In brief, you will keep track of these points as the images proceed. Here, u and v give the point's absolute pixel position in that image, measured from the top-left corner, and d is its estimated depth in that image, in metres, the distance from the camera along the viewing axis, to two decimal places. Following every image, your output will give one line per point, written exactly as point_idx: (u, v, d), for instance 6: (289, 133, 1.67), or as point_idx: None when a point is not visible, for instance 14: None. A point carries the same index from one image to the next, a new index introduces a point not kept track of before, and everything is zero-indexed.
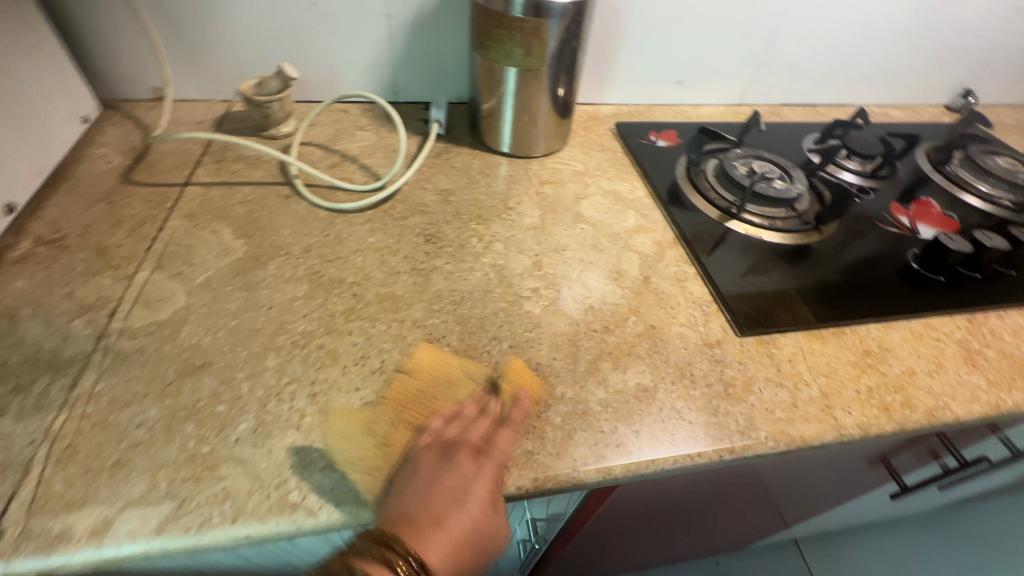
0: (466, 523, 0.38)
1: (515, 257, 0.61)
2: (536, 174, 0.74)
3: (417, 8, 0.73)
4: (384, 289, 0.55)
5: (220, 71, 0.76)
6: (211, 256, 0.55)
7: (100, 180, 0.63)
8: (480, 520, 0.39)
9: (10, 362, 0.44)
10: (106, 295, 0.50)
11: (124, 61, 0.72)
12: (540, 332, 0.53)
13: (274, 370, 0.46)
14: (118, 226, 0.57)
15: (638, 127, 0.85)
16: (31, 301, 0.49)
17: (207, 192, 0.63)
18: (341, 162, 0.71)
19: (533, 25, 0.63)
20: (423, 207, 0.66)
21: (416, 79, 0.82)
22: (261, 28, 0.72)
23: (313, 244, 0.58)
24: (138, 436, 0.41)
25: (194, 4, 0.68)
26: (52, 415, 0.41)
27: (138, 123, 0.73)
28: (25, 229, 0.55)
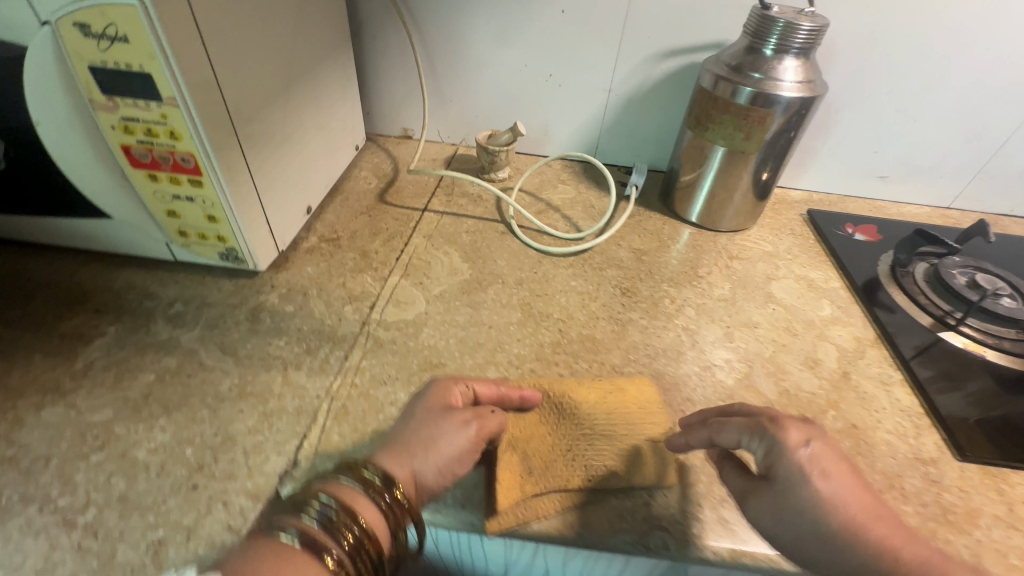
0: (447, 446, 0.41)
1: (706, 324, 0.63)
2: (724, 248, 0.76)
3: (636, 86, 0.82)
4: (585, 331, 0.60)
5: (458, 121, 0.90)
6: (444, 273, 0.65)
7: (364, 197, 0.78)
8: (452, 444, 0.41)
9: (304, 329, 0.56)
10: (368, 290, 0.62)
11: (391, 106, 0.90)
12: (733, 403, 0.54)
13: (494, 383, 0.53)
14: (375, 236, 0.70)
15: (833, 217, 0.84)
16: (317, 284, 0.62)
17: (441, 219, 0.75)
18: (546, 210, 0.80)
19: (759, 115, 0.66)
20: (618, 261, 0.71)
21: (616, 144, 0.90)
22: (503, 90, 0.86)
23: (524, 278, 0.66)
24: (391, 411, 0.49)
25: (456, 68, 0.84)
26: (332, 378, 0.52)
27: (389, 155, 0.89)
28: (314, 227, 0.71)
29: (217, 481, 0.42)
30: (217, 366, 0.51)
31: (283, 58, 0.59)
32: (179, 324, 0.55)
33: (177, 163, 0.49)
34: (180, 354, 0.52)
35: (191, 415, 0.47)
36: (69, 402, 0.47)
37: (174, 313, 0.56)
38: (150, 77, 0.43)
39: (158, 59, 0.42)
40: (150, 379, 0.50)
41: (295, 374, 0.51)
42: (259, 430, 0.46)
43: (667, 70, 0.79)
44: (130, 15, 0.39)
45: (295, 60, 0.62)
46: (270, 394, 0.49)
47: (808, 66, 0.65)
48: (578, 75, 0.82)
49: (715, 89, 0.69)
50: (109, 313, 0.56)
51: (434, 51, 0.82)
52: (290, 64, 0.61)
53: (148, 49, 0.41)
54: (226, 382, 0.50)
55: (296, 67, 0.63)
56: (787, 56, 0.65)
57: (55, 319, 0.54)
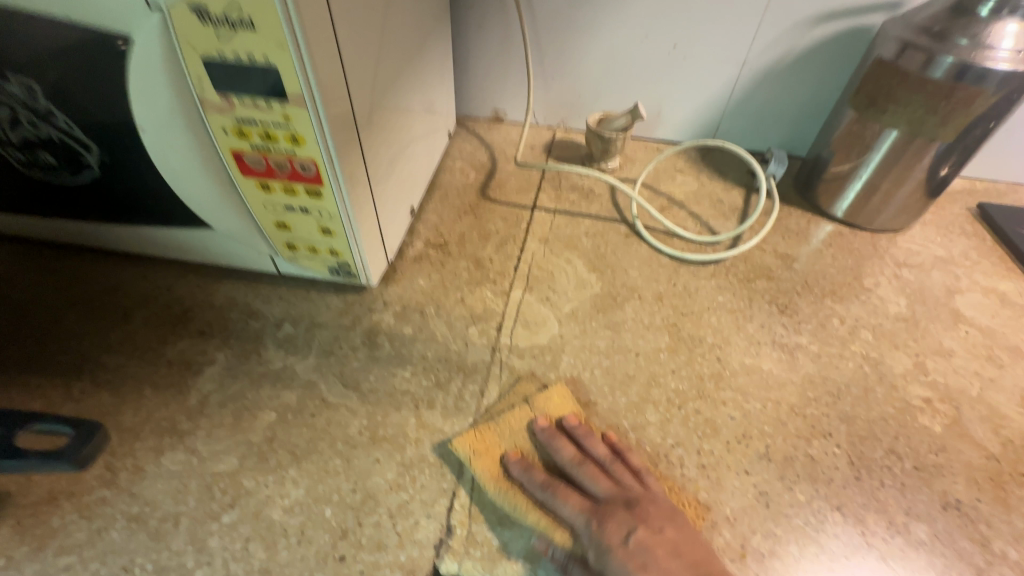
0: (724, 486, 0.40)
1: (890, 352, 0.53)
2: (887, 252, 0.65)
3: (779, 57, 0.70)
4: (749, 360, 0.51)
5: (558, 100, 0.80)
6: (571, 286, 0.57)
7: (464, 192, 0.70)
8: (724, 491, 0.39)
9: (429, 357, 0.49)
10: (490, 307, 0.54)
11: (484, 85, 0.80)
12: (949, 458, 0.44)
13: (656, 427, 0.45)
14: (486, 240, 0.62)
15: (1013, 212, 0.70)
16: (433, 300, 0.55)
17: (554, 219, 0.66)
18: (669, 206, 0.69)
19: (967, 94, 0.54)
20: (767, 270, 0.61)
21: (741, 127, 0.78)
22: (615, 64, 0.74)
23: (663, 292, 0.57)
24: (546, 464, 0.42)
25: (563, 40, 0.73)
26: (471, 419, 0.45)
27: (482, 140, 0.80)
28: (417, 230, 0.63)
29: (367, 552, 0.37)
30: (341, 404, 0.45)
31: (395, 39, 0.51)
32: (291, 350, 0.49)
33: (295, 171, 0.42)
34: (298, 388, 0.46)
35: (323, 466, 0.41)
36: (188, 447, 0.42)
37: (284, 336, 0.50)
38: (277, 70, 0.36)
39: (289, 49, 0.34)
40: (271, 419, 0.44)
41: (429, 415, 0.45)
42: (402, 486, 0.40)
43: (818, 38, 0.67)
44: None
45: (404, 40, 0.53)
46: (406, 441, 0.43)
47: None
48: (707, 45, 0.70)
49: (901, 60, 0.56)
50: (215, 336, 0.50)
51: (540, 21, 0.71)
52: (400, 45, 0.53)
53: (279, 37, 0.34)
54: (355, 424, 0.44)
55: (405, 49, 0.54)
56: (1012, 17, 0.51)
57: (159, 343, 0.49)
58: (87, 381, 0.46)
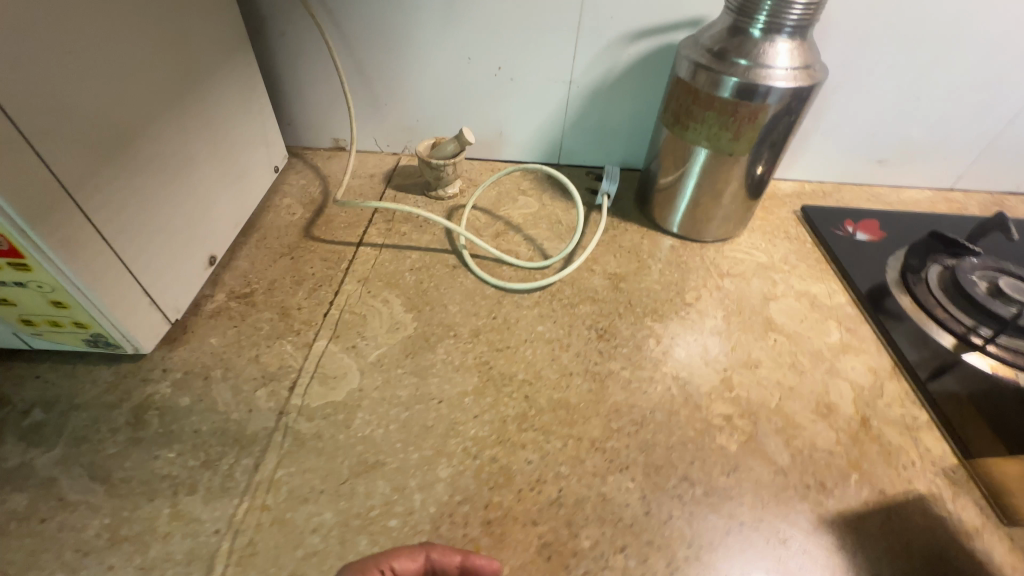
0: None
1: (700, 370, 0.53)
2: (713, 263, 0.66)
3: (602, 75, 0.70)
4: (557, 394, 0.49)
5: (396, 126, 0.77)
6: (383, 330, 0.54)
7: (286, 232, 0.65)
8: None
9: (202, 431, 0.44)
10: (287, 364, 0.50)
11: (315, 114, 0.75)
12: (740, 478, 0.44)
13: (446, 483, 0.42)
14: (298, 285, 0.58)
15: (830, 213, 0.74)
16: (222, 361, 0.50)
17: (379, 255, 0.63)
18: (506, 231, 0.68)
19: (750, 110, 0.55)
20: (593, 293, 0.60)
21: (582, 144, 0.78)
22: (445, 88, 0.72)
23: (481, 327, 0.55)
24: (314, 544, 0.38)
25: (386, 65, 0.70)
26: (236, 502, 0.40)
27: (318, 172, 0.75)
28: (221, 280, 0.58)
29: None
30: (82, 501, 0.39)
31: (140, 80, 0.46)
32: (35, 441, 0.43)
33: None
34: (32, 489, 0.40)
35: None
36: None
37: (30, 425, 0.44)
38: None
39: None
40: None
41: (187, 502, 0.40)
42: None
43: (633, 56, 0.67)
44: None
45: (160, 80, 0.48)
46: (152, 538, 0.38)
47: (804, 47, 0.54)
48: (531, 66, 0.70)
49: (693, 80, 0.57)
50: None
51: (356, 46, 0.68)
52: (153, 86, 0.48)
53: None
54: (93, 525, 0.38)
55: (164, 88, 0.49)
56: (779, 37, 0.53)
57: None
58: None
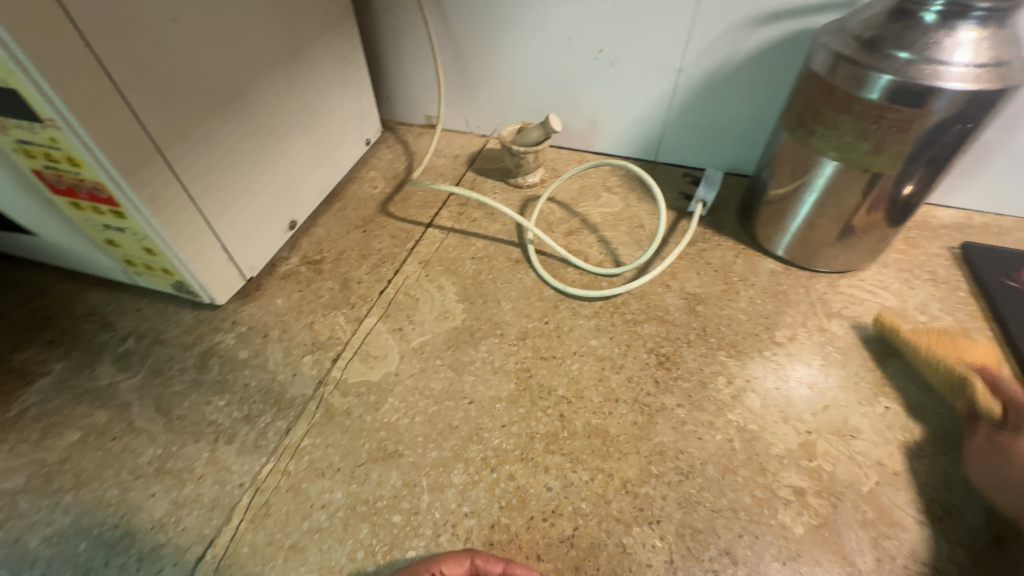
0: None
1: (774, 426, 0.44)
2: (821, 299, 0.55)
3: (718, 63, 0.60)
4: (595, 420, 0.45)
5: (487, 108, 0.74)
6: (431, 317, 0.53)
7: (364, 205, 0.67)
8: None
9: (250, 387, 0.47)
10: (336, 335, 0.51)
11: (412, 90, 0.76)
12: (798, 570, 0.36)
13: (456, 490, 0.40)
14: (363, 260, 0.59)
15: (1004, 256, 0.57)
16: (282, 323, 0.52)
17: (445, 239, 0.61)
18: (579, 229, 0.63)
19: (901, 117, 0.43)
20: (662, 312, 0.53)
21: (685, 142, 0.69)
22: (540, 71, 0.68)
23: (530, 330, 0.52)
24: (319, 520, 0.39)
25: (482, 44, 0.67)
26: (263, 461, 0.42)
27: (407, 148, 0.76)
28: (299, 244, 0.61)
29: None
30: (144, 429, 0.44)
31: (241, 48, 0.48)
32: (123, 367, 0.49)
33: (92, 192, 0.41)
34: (112, 409, 0.46)
35: (99, 496, 0.40)
36: None
37: (123, 352, 0.50)
38: (19, 93, 0.34)
39: (14, 70, 0.32)
40: (73, 439, 0.44)
41: (223, 451, 0.43)
42: (164, 526, 0.39)
43: (760, 42, 0.57)
44: None
45: (261, 49, 0.50)
46: (189, 477, 0.41)
47: (999, 39, 0.41)
48: (636, 51, 0.62)
49: (831, 74, 0.46)
50: (62, 345, 0.51)
51: (455, 23, 0.66)
52: (254, 54, 0.50)
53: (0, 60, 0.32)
54: (148, 452, 0.43)
55: (265, 57, 0.51)
56: (963, 23, 0.41)
57: (9, 350, 0.50)
58: None
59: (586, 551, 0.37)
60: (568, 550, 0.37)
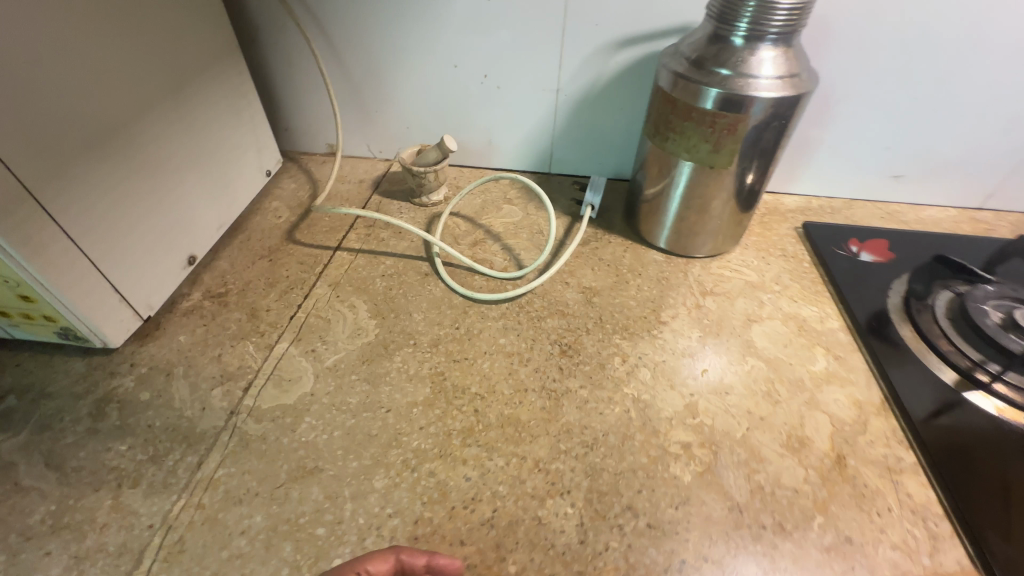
0: None
1: (664, 393, 0.50)
2: (696, 281, 0.63)
3: (588, 83, 0.68)
4: (508, 410, 0.48)
5: (387, 133, 0.77)
6: (344, 335, 0.54)
7: (269, 235, 0.66)
8: None
9: (155, 427, 0.46)
10: (246, 364, 0.51)
11: (310, 120, 0.77)
12: (689, 512, 0.42)
13: (379, 494, 0.42)
14: (271, 287, 0.59)
15: (835, 232, 0.69)
16: (186, 359, 0.51)
17: (354, 260, 0.63)
18: (483, 240, 0.67)
19: (729, 121, 0.52)
20: (563, 307, 0.59)
21: (573, 154, 0.77)
22: (432, 97, 0.73)
23: (442, 337, 0.54)
24: (239, 547, 0.39)
25: (374, 73, 0.71)
26: (174, 498, 0.41)
27: (310, 177, 0.77)
28: (200, 279, 0.60)
29: None
30: (33, 487, 0.41)
31: (112, 87, 0.47)
32: (4, 426, 0.45)
33: None
34: None
35: None
36: None
37: (2, 410, 0.47)
38: None
39: None
40: None
41: (128, 495, 0.41)
42: None
43: (620, 64, 0.66)
44: None
45: (135, 87, 0.50)
46: (90, 528, 0.39)
47: (790, 55, 0.51)
48: (516, 74, 0.69)
49: (672, 88, 0.54)
50: None
51: (343, 55, 0.69)
52: (127, 93, 0.49)
53: None
54: (39, 511, 0.40)
55: (141, 95, 0.51)
56: (762, 44, 0.50)
57: None
58: None
59: (505, 529, 0.40)
60: (490, 531, 0.40)
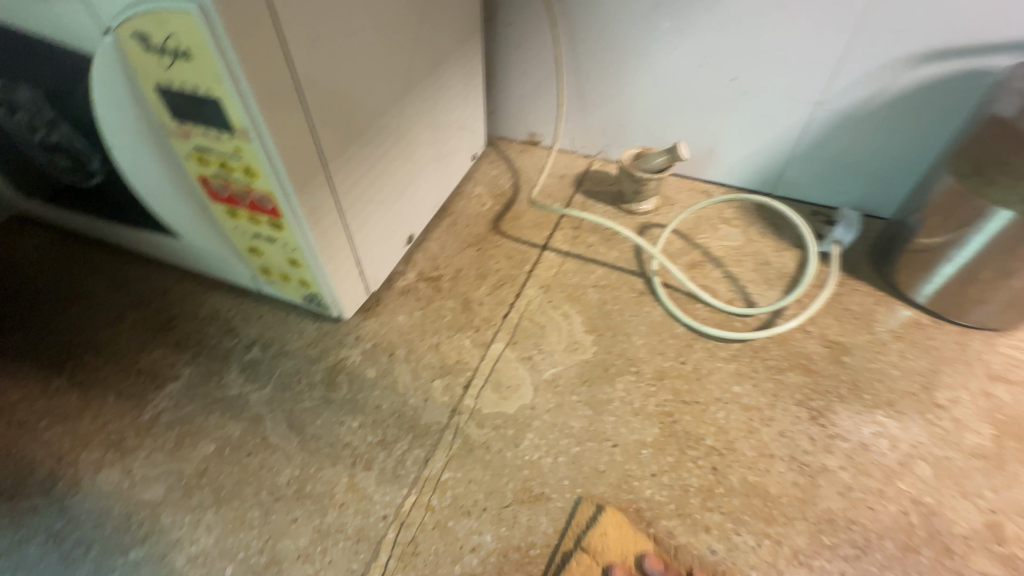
0: None
1: (951, 500, 0.41)
2: (978, 358, 0.51)
3: (864, 99, 0.57)
4: (753, 478, 0.42)
5: (597, 128, 0.72)
6: (561, 348, 0.50)
7: (475, 221, 0.65)
8: None
9: (382, 409, 0.45)
10: (464, 360, 0.49)
11: (520, 106, 0.74)
12: None
13: (613, 543, 0.38)
14: (482, 280, 0.57)
15: None
16: (407, 341, 0.51)
17: (562, 264, 0.59)
18: (702, 262, 0.60)
19: None
20: (806, 360, 0.50)
21: (809, 177, 0.66)
22: (661, 95, 0.66)
23: (666, 369, 0.49)
24: (471, 564, 0.37)
25: (606, 65, 0.65)
26: (405, 492, 0.40)
27: (510, 164, 0.74)
28: (414, 258, 0.59)
29: None
30: (280, 446, 0.43)
31: (395, 61, 0.46)
32: (251, 376, 0.48)
33: (256, 202, 0.40)
34: (244, 421, 0.44)
35: (240, 516, 0.39)
36: (124, 467, 0.41)
37: (250, 360, 0.49)
38: (222, 103, 0.33)
39: (229, 84, 0.31)
40: (209, 450, 0.43)
41: (362, 477, 0.41)
42: (311, 558, 0.37)
43: (919, 80, 0.54)
44: (192, 25, 0.29)
45: (409, 62, 0.48)
46: (330, 503, 0.40)
47: None
48: (771, 82, 0.60)
49: None
50: (189, 349, 0.50)
51: (579, 42, 0.64)
52: (404, 67, 0.48)
53: (216, 70, 0.31)
54: (285, 472, 0.41)
55: (411, 70, 0.49)
56: None
57: (136, 351, 0.50)
58: (64, 379, 0.47)
59: None
60: None
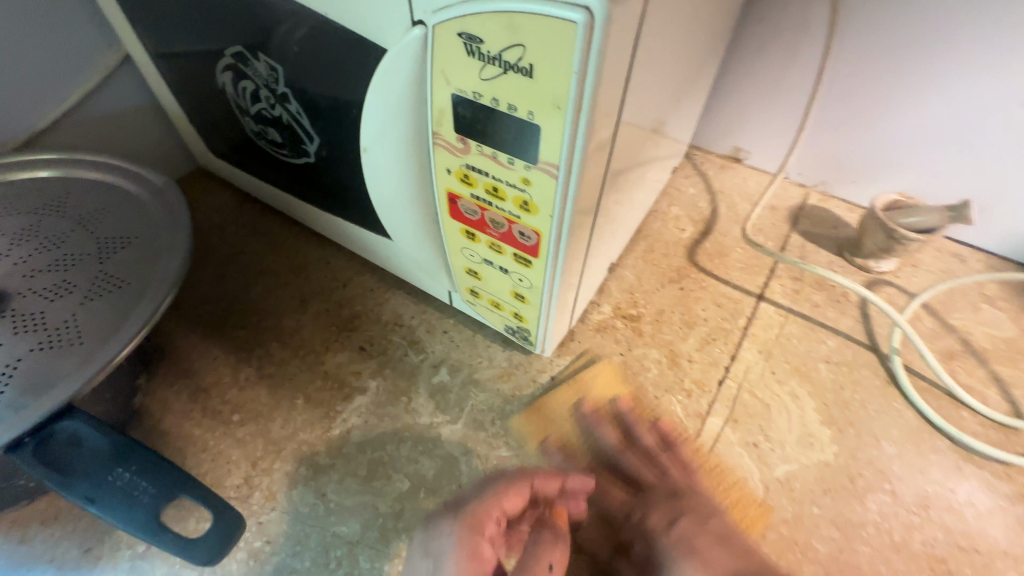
0: None
1: None
2: None
3: None
4: None
5: (830, 156, 0.57)
6: (793, 439, 0.43)
7: (673, 251, 0.56)
8: None
9: (588, 477, 0.40)
10: (676, 431, 0.43)
11: (732, 115, 0.59)
12: None
13: None
14: (689, 329, 0.49)
15: None
16: (609, 394, 0.45)
17: (786, 325, 0.50)
18: (962, 354, 0.48)
19: None
20: None
21: None
22: (950, 127, 0.49)
23: (932, 497, 0.40)
24: None
25: (876, 81, 0.50)
26: None
27: (708, 180, 0.63)
28: (609, 289, 0.52)
29: None
30: None
31: (680, 69, 0.36)
32: (442, 405, 0.43)
33: (512, 234, 0.33)
34: (438, 459, 0.41)
35: None
36: (317, 488, 0.39)
37: (438, 385, 0.45)
38: (538, 132, 0.26)
39: (565, 112, 0.24)
40: (403, 487, 0.39)
41: None
42: None
43: None
44: (557, 32, 0.22)
45: (687, 68, 0.38)
46: None
47: None
48: None
49: None
50: (373, 357, 0.46)
51: (860, 42, 0.49)
52: (681, 75, 0.37)
53: (557, 94, 0.24)
54: None
55: (684, 78, 0.39)
56: None
57: (322, 349, 0.47)
58: (253, 368, 0.45)
59: None
60: None
